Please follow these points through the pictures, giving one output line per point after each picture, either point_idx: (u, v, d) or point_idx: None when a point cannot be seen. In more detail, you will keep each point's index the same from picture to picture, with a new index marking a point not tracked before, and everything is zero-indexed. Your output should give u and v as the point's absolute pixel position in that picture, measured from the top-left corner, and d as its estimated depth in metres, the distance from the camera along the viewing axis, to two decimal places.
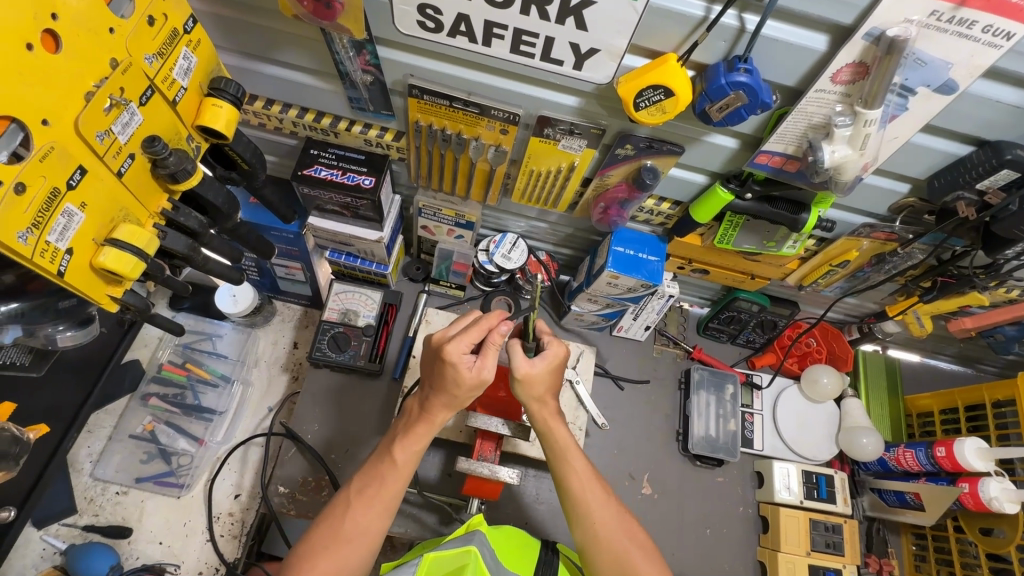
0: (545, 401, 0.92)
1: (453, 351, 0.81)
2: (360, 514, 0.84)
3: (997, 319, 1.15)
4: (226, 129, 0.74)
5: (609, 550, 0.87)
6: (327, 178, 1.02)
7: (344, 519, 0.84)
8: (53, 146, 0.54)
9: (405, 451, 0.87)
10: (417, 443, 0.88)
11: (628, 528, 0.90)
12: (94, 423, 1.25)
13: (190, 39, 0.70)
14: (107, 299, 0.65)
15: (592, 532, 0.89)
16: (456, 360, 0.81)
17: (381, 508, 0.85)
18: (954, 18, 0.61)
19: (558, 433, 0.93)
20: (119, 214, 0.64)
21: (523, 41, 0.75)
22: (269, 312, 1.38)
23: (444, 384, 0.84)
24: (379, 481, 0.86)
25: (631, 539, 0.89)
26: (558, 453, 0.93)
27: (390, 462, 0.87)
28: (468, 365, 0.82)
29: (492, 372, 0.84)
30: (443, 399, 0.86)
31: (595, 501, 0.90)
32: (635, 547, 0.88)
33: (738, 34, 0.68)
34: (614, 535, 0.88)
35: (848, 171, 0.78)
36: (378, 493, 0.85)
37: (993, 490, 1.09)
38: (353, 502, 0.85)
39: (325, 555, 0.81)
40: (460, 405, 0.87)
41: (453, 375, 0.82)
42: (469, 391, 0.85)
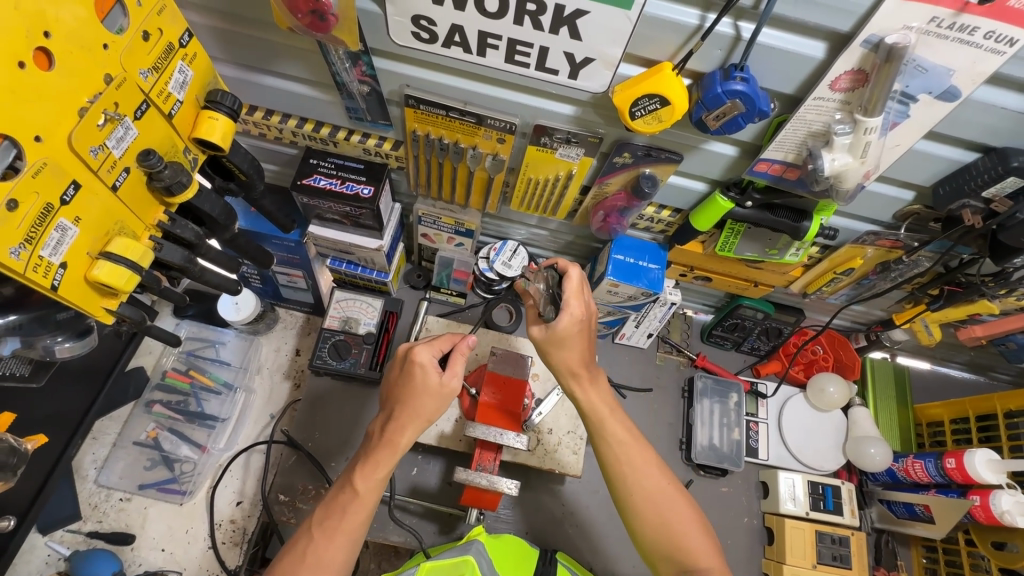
0: (574, 368, 0.91)
1: (421, 353, 0.89)
2: (324, 546, 0.82)
3: (1009, 327, 1.12)
4: (222, 141, 0.75)
5: (652, 521, 0.86)
6: (326, 187, 1.02)
7: (307, 554, 0.81)
8: (46, 162, 0.54)
9: (367, 478, 0.85)
10: (377, 469, 0.86)
11: (669, 498, 0.87)
12: (99, 430, 1.27)
13: (186, 53, 0.71)
14: (103, 311, 0.66)
15: (632, 505, 0.87)
16: (425, 362, 0.88)
17: (345, 541, 0.82)
18: (954, 25, 0.59)
19: (594, 403, 0.91)
20: (114, 228, 0.65)
21: (518, 51, 0.75)
22: (272, 319, 1.39)
23: (408, 392, 0.88)
24: (341, 511, 0.84)
25: (671, 509, 0.86)
26: (597, 425, 0.91)
27: (350, 491, 0.85)
28: (437, 370, 0.89)
29: (459, 381, 0.90)
30: (405, 415, 0.87)
31: (633, 472, 0.88)
32: (677, 519, 0.86)
33: (734, 42, 0.67)
34: (654, 505, 0.86)
35: (848, 179, 0.77)
36: (341, 525, 0.83)
37: (1005, 503, 1.05)
38: (316, 536, 0.83)
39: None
40: (424, 422, 0.88)
41: (420, 380, 0.88)
42: (439, 405, 0.89)
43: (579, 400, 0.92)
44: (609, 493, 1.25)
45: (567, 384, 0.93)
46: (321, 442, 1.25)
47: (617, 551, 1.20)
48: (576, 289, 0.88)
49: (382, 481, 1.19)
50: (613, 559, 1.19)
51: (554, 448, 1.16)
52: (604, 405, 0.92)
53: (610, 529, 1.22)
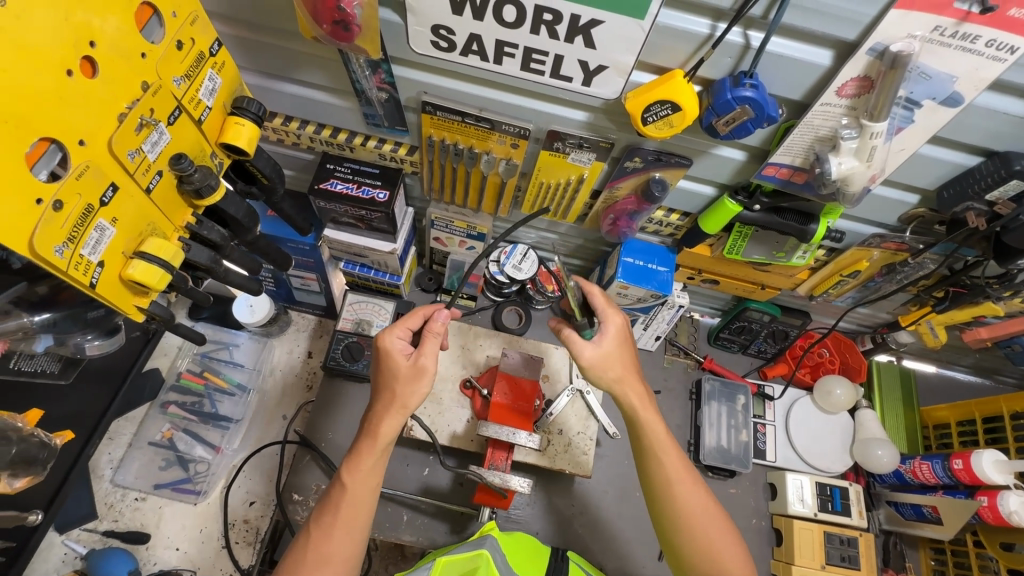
0: (625, 380, 0.94)
1: (390, 340, 0.91)
2: (322, 541, 0.84)
3: (1013, 329, 1.13)
4: (248, 146, 0.78)
5: (696, 541, 0.88)
6: (343, 192, 1.04)
7: (307, 552, 0.84)
8: (88, 165, 0.57)
9: (354, 472, 0.87)
10: (362, 462, 0.87)
11: (714, 520, 0.89)
12: (115, 430, 1.29)
13: (215, 61, 0.73)
14: (134, 309, 0.68)
15: (679, 522, 0.89)
16: (391, 348, 0.90)
17: (344, 535, 0.84)
18: (957, 33, 0.62)
19: (649, 421, 0.93)
20: (147, 229, 0.67)
21: (534, 59, 0.77)
22: (285, 321, 1.41)
23: (384, 383, 0.91)
24: (335, 506, 0.86)
25: (714, 528, 0.88)
26: (651, 443, 0.92)
27: (340, 485, 0.87)
28: (403, 354, 0.91)
29: (430, 359, 0.90)
30: (384, 405, 0.89)
31: (683, 491, 0.90)
32: (720, 539, 0.88)
33: (744, 51, 0.70)
34: (701, 525, 0.88)
35: (855, 183, 0.79)
36: (336, 519, 0.85)
37: (1011, 503, 1.07)
38: (314, 533, 0.85)
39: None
40: (402, 408, 0.89)
41: (391, 368, 0.90)
42: (413, 389, 0.89)
43: (632, 416, 0.93)
44: (618, 494, 1.26)
45: (620, 399, 0.94)
46: (334, 442, 1.27)
47: (627, 552, 1.21)
48: (605, 302, 0.95)
49: (394, 481, 1.21)
50: (623, 560, 1.20)
51: (565, 448, 1.17)
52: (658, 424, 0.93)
53: (620, 529, 1.23)
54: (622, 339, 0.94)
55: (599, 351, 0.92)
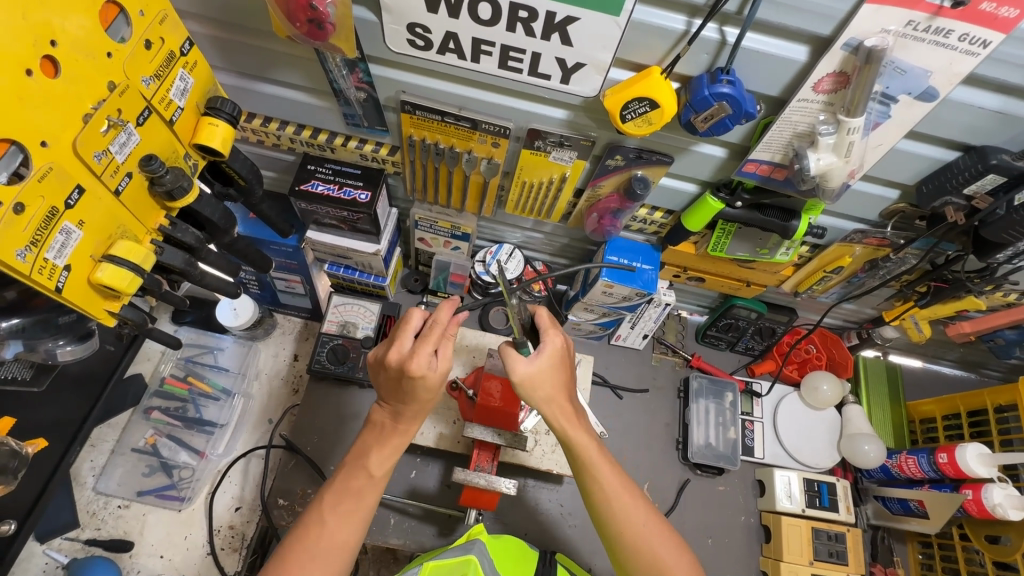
0: (556, 401, 0.90)
1: (420, 355, 0.79)
2: (338, 528, 0.81)
3: (996, 323, 1.14)
4: (222, 147, 0.76)
5: (642, 556, 0.85)
6: (324, 193, 1.03)
7: (322, 535, 0.80)
8: (51, 167, 0.56)
9: (381, 461, 0.86)
10: (392, 454, 0.87)
11: (660, 535, 0.87)
12: (97, 437, 1.27)
13: (186, 61, 0.72)
14: (105, 314, 0.67)
15: (623, 540, 0.87)
16: (426, 370, 0.79)
17: (361, 521, 0.83)
18: (930, 28, 0.62)
19: (580, 439, 0.90)
20: (117, 232, 0.66)
21: (511, 57, 0.77)
22: (270, 324, 1.40)
23: (414, 393, 0.83)
24: (358, 492, 0.84)
25: (660, 542, 0.86)
26: (585, 463, 0.89)
27: (367, 475, 0.84)
28: (435, 369, 0.80)
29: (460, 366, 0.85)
30: (418, 406, 0.85)
31: (624, 507, 0.88)
32: (670, 557, 0.85)
33: (720, 47, 0.70)
34: (646, 541, 0.86)
35: (834, 178, 0.79)
36: (356, 506, 0.83)
37: (995, 497, 1.07)
38: (327, 518, 0.81)
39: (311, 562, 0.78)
40: (434, 408, 0.87)
41: (422, 384, 0.80)
42: (438, 394, 0.84)
43: (563, 437, 0.90)
44: None
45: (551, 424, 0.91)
46: (320, 446, 1.27)
47: None
48: (550, 323, 0.93)
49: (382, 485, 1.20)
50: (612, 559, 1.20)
51: (552, 448, 1.17)
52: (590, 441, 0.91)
53: None
54: (558, 359, 0.90)
55: (533, 368, 0.88)
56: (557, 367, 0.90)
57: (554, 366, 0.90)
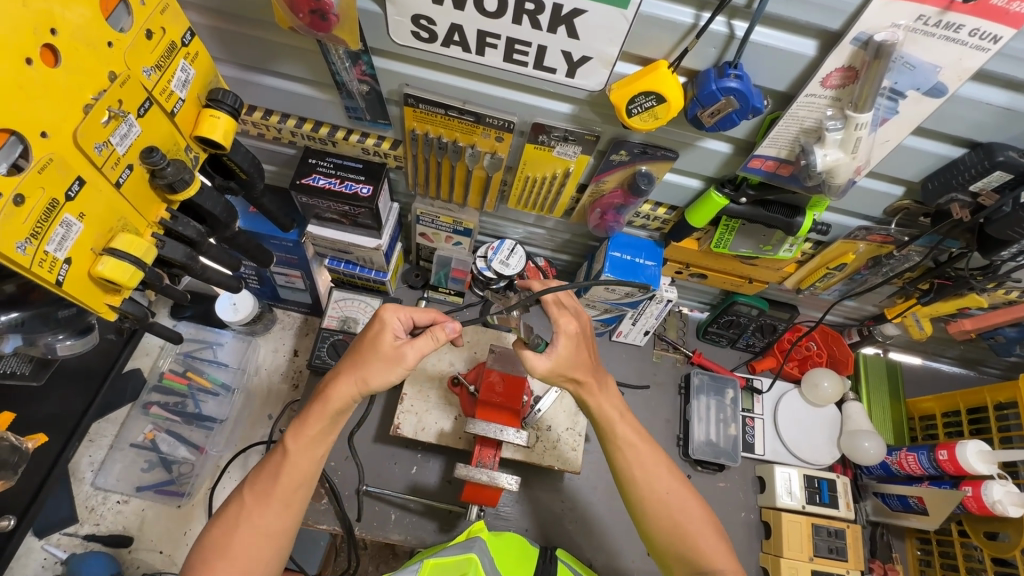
0: (581, 382, 0.91)
1: (391, 317, 0.87)
2: (256, 511, 0.81)
3: (997, 320, 1.14)
4: (224, 140, 0.75)
5: (665, 523, 0.88)
6: (325, 187, 1.03)
7: (240, 520, 0.80)
8: (51, 158, 0.55)
9: (299, 440, 0.84)
10: (310, 432, 0.83)
11: (683, 503, 0.89)
12: (96, 432, 1.26)
13: (188, 51, 0.71)
14: (106, 307, 0.66)
15: (647, 507, 0.89)
16: (390, 323, 0.86)
17: (277, 506, 0.81)
18: (940, 22, 0.61)
19: (603, 409, 0.93)
20: (118, 225, 0.65)
21: (516, 50, 0.76)
22: (270, 319, 1.39)
23: (360, 352, 0.86)
24: (273, 475, 0.83)
25: (682, 509, 0.88)
26: (609, 431, 0.92)
27: (282, 451, 0.84)
28: (394, 334, 0.86)
29: (413, 352, 0.84)
30: (348, 373, 0.85)
31: (647, 475, 0.90)
32: (692, 523, 0.87)
33: (728, 41, 0.69)
34: (668, 508, 0.88)
35: (840, 174, 0.78)
36: (273, 489, 0.82)
37: (995, 493, 1.08)
38: (248, 500, 0.82)
39: (224, 555, 0.78)
40: (365, 386, 0.84)
41: (375, 336, 0.86)
42: (377, 365, 0.84)
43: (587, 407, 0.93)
44: (608, 490, 1.27)
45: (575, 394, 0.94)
46: None
47: (618, 546, 1.21)
48: (559, 311, 0.92)
49: (383, 480, 1.20)
50: (613, 555, 1.20)
51: (554, 444, 1.17)
52: (613, 410, 0.93)
53: (611, 525, 1.23)
54: (575, 344, 0.90)
55: (549, 362, 0.88)
56: (575, 350, 0.90)
57: (572, 349, 0.89)
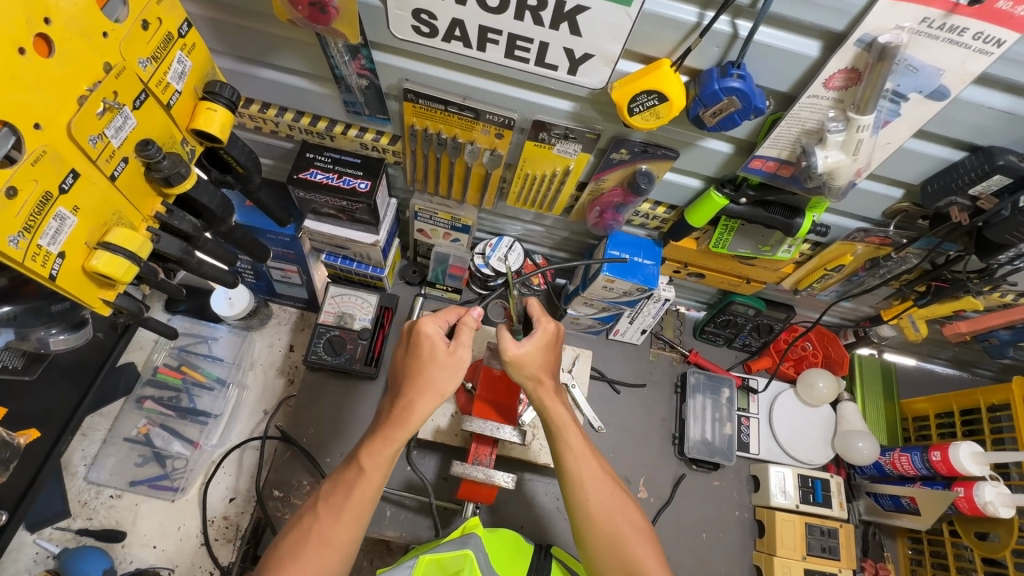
0: (541, 379, 0.90)
1: (428, 325, 0.86)
2: (329, 523, 0.79)
3: (992, 323, 1.15)
4: (220, 133, 0.74)
5: (606, 530, 0.84)
6: (323, 181, 1.02)
7: (312, 530, 0.79)
8: (45, 150, 0.54)
9: (373, 455, 0.82)
10: (385, 447, 0.82)
11: (626, 511, 0.86)
12: (88, 426, 1.25)
13: (184, 43, 0.70)
14: (100, 302, 0.66)
15: (588, 511, 0.85)
16: (433, 334, 0.86)
17: (352, 519, 0.79)
18: (945, 26, 0.61)
19: (556, 410, 0.90)
20: (112, 219, 0.64)
21: (518, 46, 0.75)
22: (266, 314, 1.38)
23: (416, 365, 0.85)
24: (347, 488, 0.81)
25: (624, 519, 0.85)
26: (558, 433, 0.89)
27: (357, 467, 0.82)
28: (446, 343, 0.86)
29: (467, 351, 0.86)
30: (418, 389, 0.84)
31: (593, 481, 0.87)
32: (632, 533, 0.84)
33: (731, 40, 0.69)
34: (610, 515, 0.85)
35: (840, 176, 0.78)
36: (346, 502, 0.80)
37: (988, 494, 1.08)
38: (321, 513, 0.80)
39: (294, 565, 0.76)
40: (438, 396, 0.84)
41: (429, 351, 0.85)
42: (439, 372, 0.84)
43: (541, 407, 0.91)
44: None
45: (529, 394, 0.91)
46: (317, 438, 1.26)
47: None
48: (541, 312, 0.93)
49: None
50: None
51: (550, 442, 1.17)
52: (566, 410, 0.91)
53: None
54: (546, 343, 0.91)
55: (522, 351, 0.89)
56: (546, 350, 0.91)
57: (544, 348, 0.91)
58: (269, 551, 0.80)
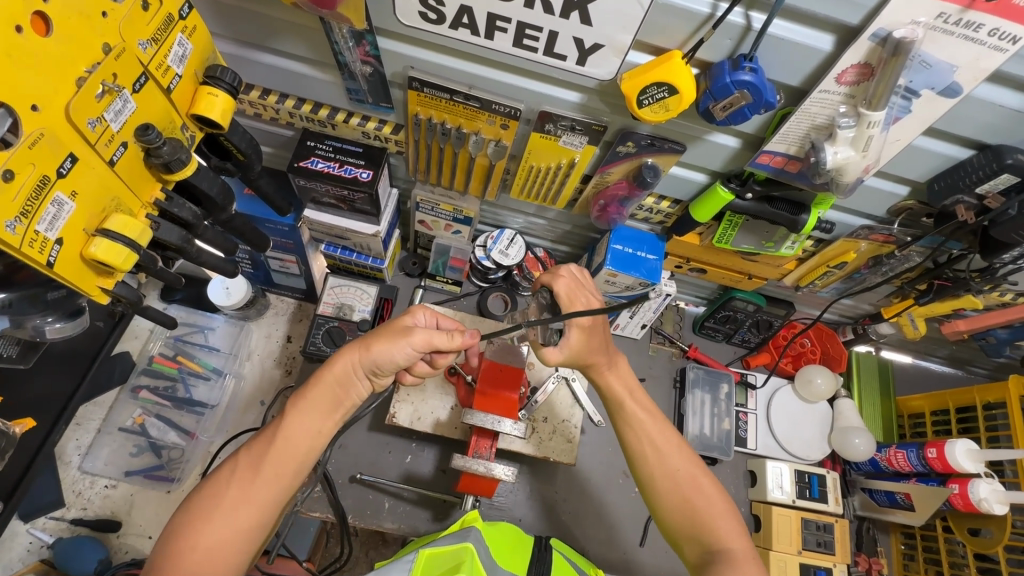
0: (592, 363, 0.90)
1: (416, 310, 0.88)
2: (244, 478, 0.73)
3: (991, 323, 1.16)
4: (222, 119, 0.73)
5: (676, 497, 0.84)
6: (324, 170, 1.00)
7: (227, 486, 0.72)
8: (42, 132, 0.52)
9: (297, 412, 0.79)
10: (312, 405, 0.80)
11: (696, 483, 0.85)
12: (83, 416, 1.23)
13: (185, 25, 0.68)
14: (98, 290, 0.64)
15: (656, 479, 0.86)
16: (411, 313, 0.87)
17: (270, 475, 0.74)
18: (961, 21, 0.60)
19: (610, 383, 0.92)
20: (111, 204, 0.62)
21: (526, 35, 0.74)
22: (263, 305, 1.37)
23: (379, 333, 0.86)
24: (267, 443, 0.76)
25: (691, 485, 0.85)
26: (615, 405, 0.91)
27: (278, 421, 0.78)
28: (411, 318, 0.86)
29: (421, 333, 0.81)
30: (354, 347, 0.84)
31: (654, 449, 0.87)
32: (700, 498, 0.84)
33: (744, 32, 0.68)
34: (678, 482, 0.85)
35: (849, 172, 0.78)
36: (264, 457, 0.75)
37: (982, 491, 1.10)
38: (239, 467, 0.74)
39: (206, 521, 0.69)
40: (364, 352, 0.82)
41: (396, 324, 0.85)
42: (385, 335, 0.83)
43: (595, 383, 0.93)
44: (601, 481, 1.28)
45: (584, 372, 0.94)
46: None
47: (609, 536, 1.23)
48: (575, 287, 0.86)
49: (377, 470, 1.19)
50: (605, 546, 1.22)
51: (549, 436, 1.17)
52: (621, 387, 0.92)
53: (602, 517, 1.25)
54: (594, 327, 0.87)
55: (562, 355, 0.87)
56: (589, 338, 0.87)
57: (586, 338, 0.87)
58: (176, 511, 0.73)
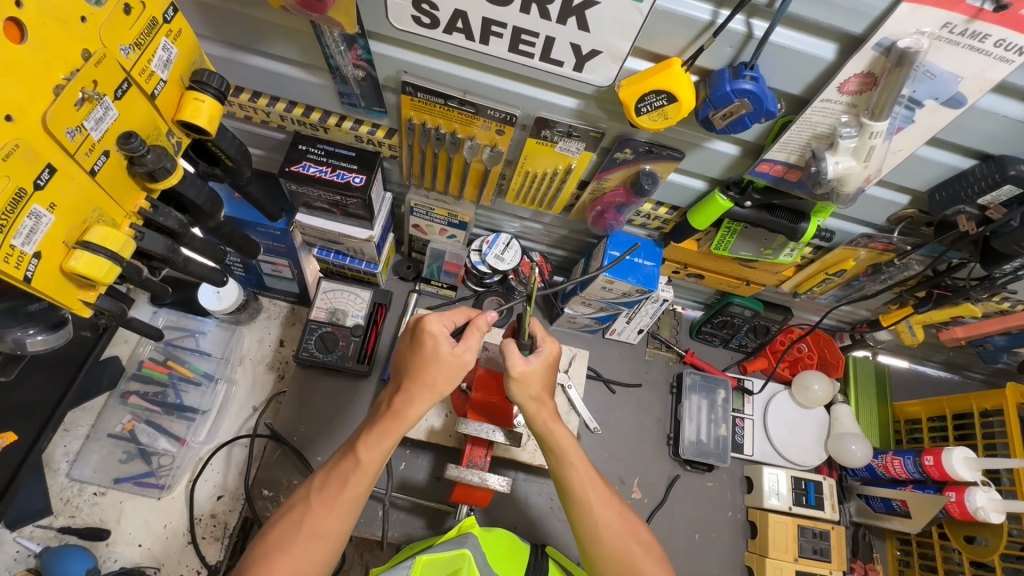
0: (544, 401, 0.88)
1: (436, 326, 0.82)
2: (320, 513, 0.77)
3: (988, 330, 1.15)
4: (208, 125, 0.71)
5: (615, 552, 0.84)
6: (315, 175, 0.98)
7: (303, 520, 0.77)
8: (17, 143, 0.50)
9: (370, 448, 0.80)
10: (384, 441, 0.81)
11: (632, 531, 0.86)
12: (70, 422, 1.21)
13: (170, 29, 0.66)
14: (79, 304, 0.62)
15: (595, 533, 0.85)
16: (438, 331, 0.82)
17: (343, 512, 0.78)
18: (967, 31, 0.59)
19: (558, 434, 0.88)
20: (92, 215, 0.61)
21: (522, 40, 0.72)
22: (255, 309, 1.35)
23: (421, 359, 0.82)
24: (341, 480, 0.79)
25: (633, 540, 0.85)
26: (560, 455, 0.88)
27: (353, 458, 0.80)
28: (448, 342, 0.82)
29: (473, 354, 0.84)
30: (418, 387, 0.81)
31: (594, 503, 0.86)
32: (641, 552, 0.84)
33: (746, 40, 0.66)
34: (618, 538, 0.85)
35: (850, 182, 0.77)
36: (339, 494, 0.78)
37: (978, 500, 1.08)
38: (313, 502, 0.78)
39: (282, 557, 0.74)
40: (437, 395, 0.82)
41: (432, 349, 0.81)
42: (438, 368, 0.81)
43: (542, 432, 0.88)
44: None
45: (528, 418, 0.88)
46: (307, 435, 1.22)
47: None
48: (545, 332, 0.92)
49: None
50: None
51: None
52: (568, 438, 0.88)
53: None
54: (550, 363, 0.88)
55: (529, 367, 0.85)
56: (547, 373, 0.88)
57: (546, 369, 0.88)
58: (258, 537, 0.79)
